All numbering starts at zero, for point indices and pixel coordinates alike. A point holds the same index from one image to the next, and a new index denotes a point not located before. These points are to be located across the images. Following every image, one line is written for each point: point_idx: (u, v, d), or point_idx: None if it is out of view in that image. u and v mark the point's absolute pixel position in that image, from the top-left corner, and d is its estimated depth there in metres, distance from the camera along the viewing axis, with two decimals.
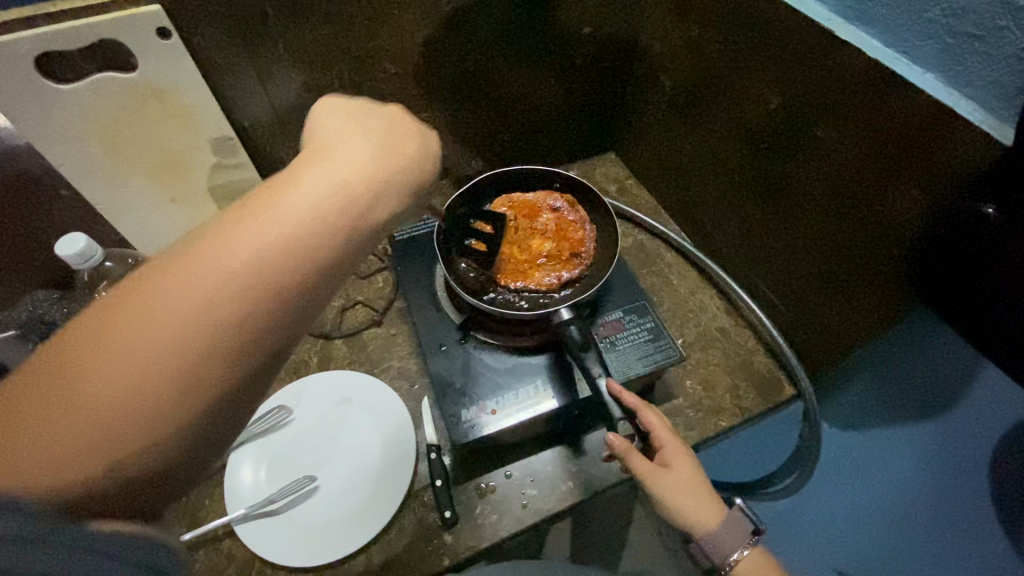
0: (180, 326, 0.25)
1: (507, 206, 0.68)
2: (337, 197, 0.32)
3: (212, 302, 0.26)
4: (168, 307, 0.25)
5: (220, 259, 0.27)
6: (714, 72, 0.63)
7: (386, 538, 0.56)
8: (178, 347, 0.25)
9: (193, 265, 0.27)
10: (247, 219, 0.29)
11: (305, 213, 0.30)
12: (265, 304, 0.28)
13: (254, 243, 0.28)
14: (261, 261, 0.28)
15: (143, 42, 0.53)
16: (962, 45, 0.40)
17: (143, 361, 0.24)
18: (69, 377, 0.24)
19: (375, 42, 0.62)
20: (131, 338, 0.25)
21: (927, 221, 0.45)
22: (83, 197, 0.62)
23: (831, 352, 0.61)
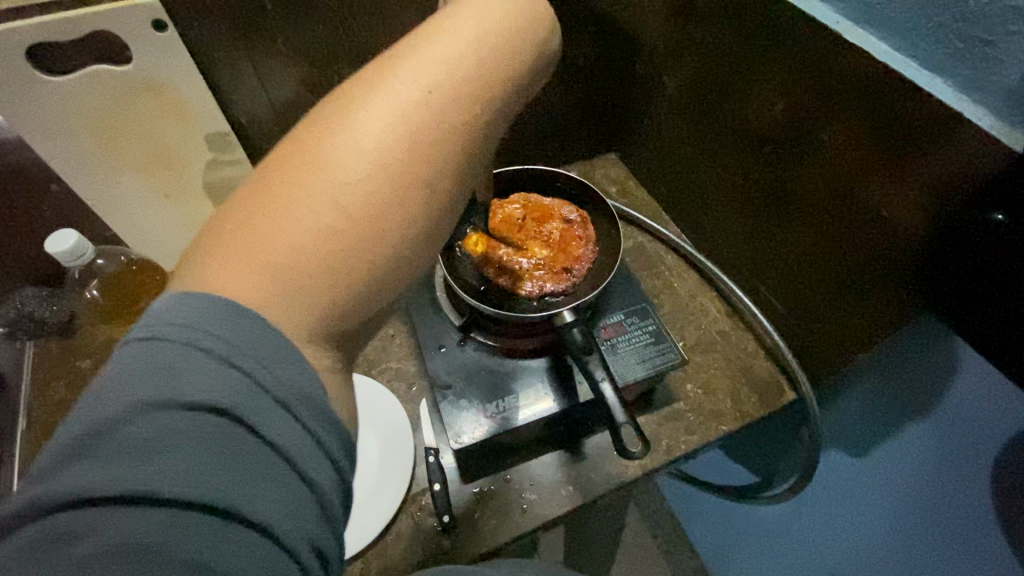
0: (317, 221, 0.28)
1: (521, 203, 0.67)
2: (445, 81, 0.32)
3: (344, 201, 0.28)
4: (303, 207, 0.28)
5: (343, 156, 0.29)
6: (719, 74, 0.62)
7: (383, 543, 0.55)
8: (314, 242, 0.27)
9: (299, 186, 0.28)
10: (362, 107, 0.30)
11: (420, 104, 0.31)
12: (399, 197, 0.29)
13: (376, 134, 0.29)
14: (385, 154, 0.29)
15: (137, 34, 0.52)
16: (973, 49, 0.40)
17: (282, 258, 0.27)
18: (223, 270, 0.27)
19: (376, 38, 0.60)
20: (273, 234, 0.27)
21: (931, 227, 0.45)
22: (75, 192, 0.61)
23: (834, 357, 0.61)
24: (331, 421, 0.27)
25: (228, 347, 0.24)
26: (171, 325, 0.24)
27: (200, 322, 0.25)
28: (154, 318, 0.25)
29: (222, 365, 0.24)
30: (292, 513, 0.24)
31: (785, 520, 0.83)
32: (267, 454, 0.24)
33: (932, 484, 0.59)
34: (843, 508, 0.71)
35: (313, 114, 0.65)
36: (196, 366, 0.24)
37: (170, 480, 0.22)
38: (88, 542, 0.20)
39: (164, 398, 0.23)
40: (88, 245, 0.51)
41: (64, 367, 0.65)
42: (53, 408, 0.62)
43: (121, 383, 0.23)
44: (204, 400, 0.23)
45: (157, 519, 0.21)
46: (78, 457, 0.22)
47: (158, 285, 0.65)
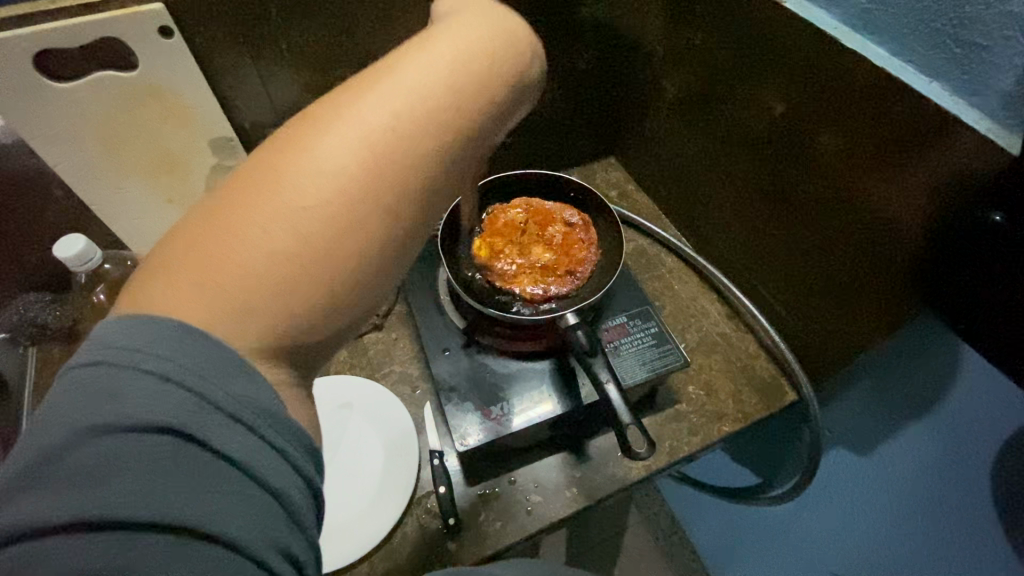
0: (266, 242, 0.26)
1: (523, 207, 0.67)
2: (420, 94, 0.29)
3: (296, 221, 0.26)
4: (252, 224, 0.26)
5: (299, 172, 0.27)
6: (718, 79, 0.63)
7: (388, 545, 0.56)
8: (261, 265, 0.26)
9: (257, 199, 0.26)
10: (327, 120, 0.28)
11: (389, 118, 0.28)
12: (355, 217, 0.27)
13: (335, 150, 0.27)
14: (345, 170, 0.27)
15: (143, 40, 0.52)
16: (969, 54, 0.41)
17: (233, 279, 0.25)
18: (171, 291, 0.26)
19: (380, 44, 0.61)
20: (218, 255, 0.26)
21: (929, 227, 0.46)
22: (78, 197, 0.61)
23: (834, 357, 0.61)
24: (290, 425, 0.26)
25: (166, 363, 0.24)
26: (112, 346, 0.24)
27: (143, 340, 0.24)
28: (95, 341, 0.25)
29: (161, 381, 0.23)
30: (252, 526, 0.23)
31: (786, 521, 0.83)
32: (213, 466, 0.23)
33: (932, 483, 0.59)
34: (846, 510, 0.72)
35: None
36: (135, 386, 0.23)
37: (112, 504, 0.21)
38: (37, 572, 0.20)
39: (105, 421, 0.23)
40: (96, 249, 0.52)
41: None
42: None
43: (66, 411, 0.23)
44: (149, 419, 0.23)
45: (103, 543, 0.21)
46: (30, 487, 0.22)
47: None
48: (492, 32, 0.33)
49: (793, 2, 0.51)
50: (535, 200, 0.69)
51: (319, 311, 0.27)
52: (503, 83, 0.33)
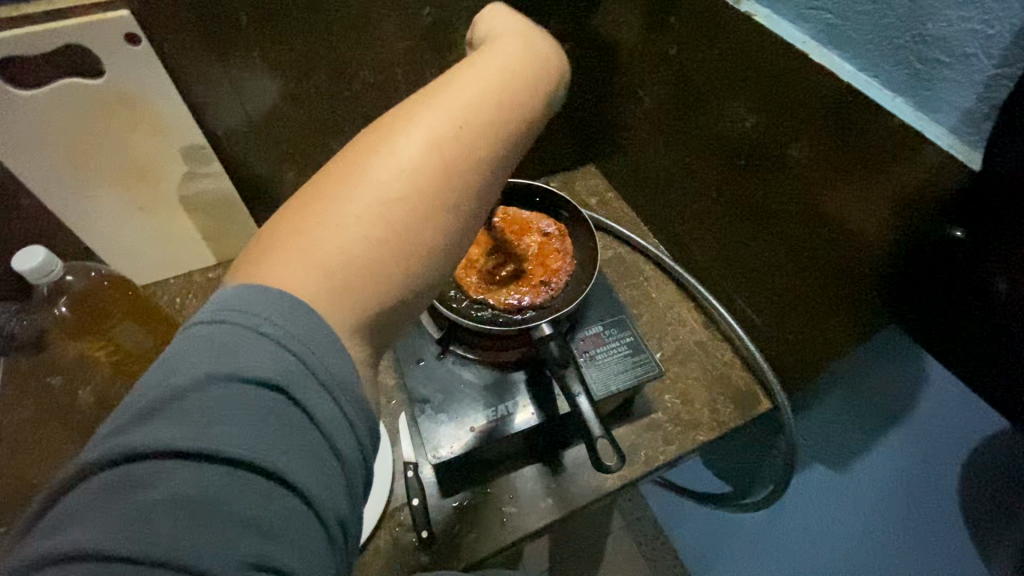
0: (362, 226, 0.29)
1: (500, 217, 0.67)
2: (483, 99, 0.34)
3: (388, 208, 0.29)
4: (355, 212, 0.29)
5: (389, 166, 0.30)
6: (691, 90, 0.63)
7: (360, 558, 0.55)
8: (361, 245, 0.29)
9: (352, 189, 0.29)
10: (407, 123, 0.32)
11: (460, 119, 0.33)
12: (438, 203, 0.31)
13: (417, 147, 0.31)
14: (428, 164, 0.31)
15: (110, 47, 0.51)
16: (931, 70, 0.41)
17: (335, 258, 0.28)
18: (279, 265, 0.28)
19: (354, 51, 0.61)
20: (326, 232, 0.28)
21: (891, 242, 0.46)
22: (45, 206, 0.60)
23: (800, 367, 0.62)
24: (365, 405, 0.27)
25: (279, 328, 0.25)
26: (232, 307, 0.25)
27: (258, 304, 0.25)
28: (221, 300, 0.26)
29: (274, 342, 0.25)
30: (329, 490, 0.24)
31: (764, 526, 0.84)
32: (308, 427, 0.24)
33: (907, 487, 0.60)
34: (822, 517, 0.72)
35: (291, 126, 0.65)
36: (250, 341, 0.24)
37: (231, 442, 0.22)
38: (156, 490, 0.21)
39: (225, 368, 0.23)
40: (58, 260, 0.50)
41: (33, 384, 0.64)
42: (23, 425, 0.62)
43: (190, 356, 0.24)
44: (259, 373, 0.24)
45: (215, 476, 0.22)
46: (148, 419, 0.22)
47: (128, 299, 0.66)
48: (530, 50, 0.39)
49: (763, 16, 0.52)
50: (512, 209, 0.69)
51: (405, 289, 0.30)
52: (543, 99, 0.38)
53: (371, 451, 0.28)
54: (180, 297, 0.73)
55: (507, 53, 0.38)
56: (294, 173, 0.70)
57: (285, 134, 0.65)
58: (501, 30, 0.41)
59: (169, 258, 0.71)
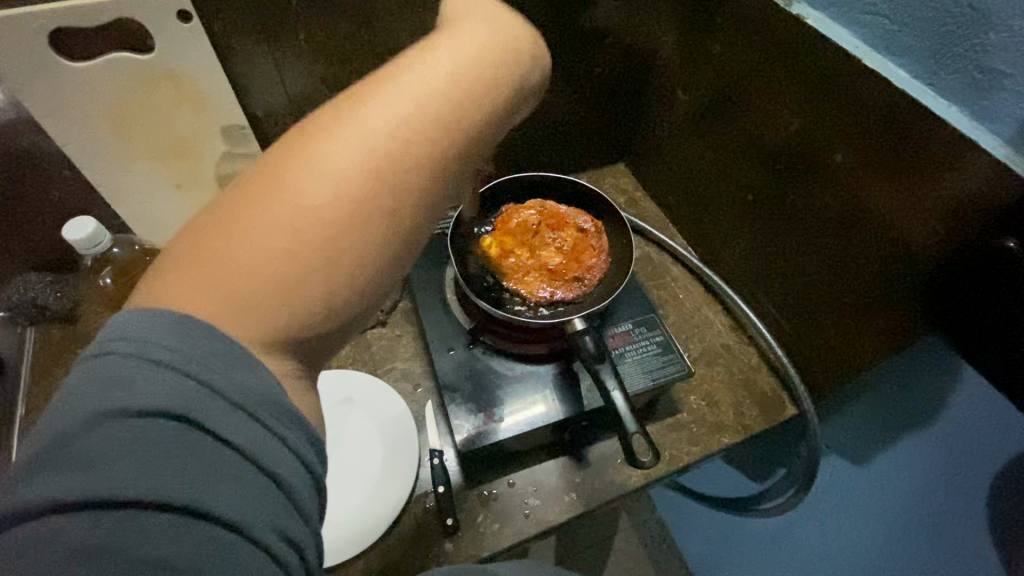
0: (271, 243, 0.27)
1: (536, 210, 0.67)
2: (433, 98, 0.31)
3: (301, 223, 0.27)
4: (264, 228, 0.27)
5: (305, 178, 0.28)
6: (732, 91, 0.63)
7: (384, 543, 0.55)
8: (272, 263, 0.27)
9: (292, 188, 0.28)
10: (335, 129, 0.29)
11: (413, 106, 0.31)
12: (357, 216, 0.28)
13: (336, 158, 0.29)
14: (345, 175, 0.28)
15: (161, 23, 0.52)
16: (991, 80, 0.41)
17: (277, 265, 0.27)
18: (179, 285, 0.26)
19: (398, 39, 0.61)
20: (265, 238, 0.27)
21: (940, 249, 0.46)
22: (84, 177, 0.60)
23: (833, 373, 0.62)
24: (293, 416, 0.27)
25: (175, 356, 0.24)
26: (118, 340, 0.25)
27: (149, 334, 0.25)
28: (108, 334, 0.25)
29: (167, 370, 0.24)
30: (259, 509, 0.24)
31: (779, 532, 0.84)
32: (222, 452, 0.24)
33: (928, 505, 0.60)
34: (841, 525, 0.72)
35: None
36: (144, 376, 0.24)
37: (118, 483, 0.22)
38: (50, 546, 0.21)
39: (112, 407, 0.23)
40: (105, 233, 0.51)
41: (65, 354, 0.64)
42: (52, 394, 0.62)
43: (80, 399, 0.23)
44: (149, 406, 0.23)
45: (113, 521, 0.21)
46: (34, 473, 0.22)
47: None
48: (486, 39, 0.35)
49: (816, 19, 0.52)
50: (548, 203, 0.69)
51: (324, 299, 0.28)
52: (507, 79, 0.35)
53: (316, 460, 0.27)
54: None
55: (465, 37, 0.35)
56: None
57: None
58: (472, 22, 0.37)
59: None
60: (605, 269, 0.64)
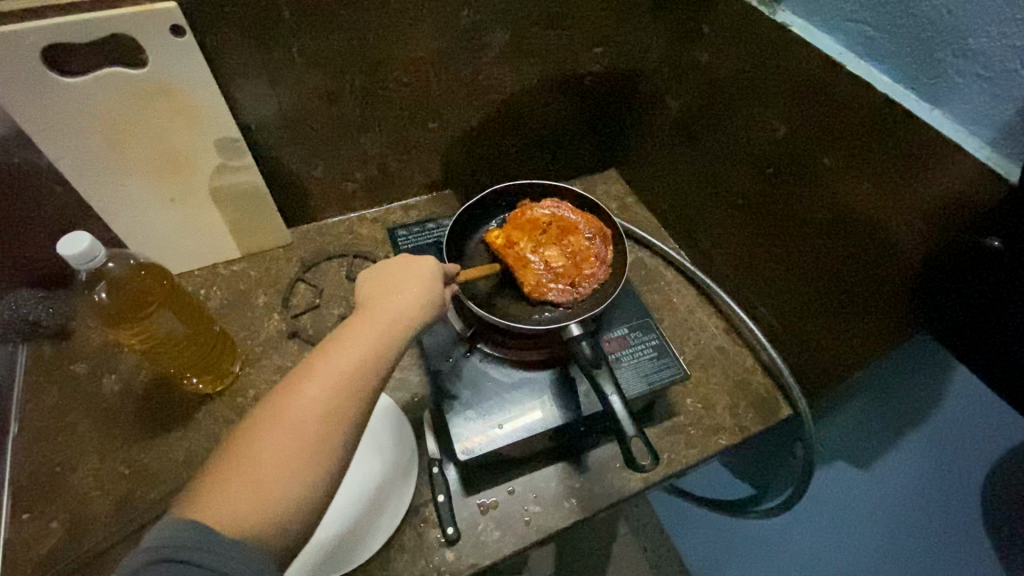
0: (274, 452, 0.32)
1: (551, 211, 0.67)
2: (374, 338, 0.38)
3: (293, 443, 0.33)
4: (268, 440, 0.33)
5: (286, 432, 0.33)
6: (720, 99, 0.64)
7: (386, 554, 0.55)
8: (278, 467, 0.32)
9: (275, 442, 0.33)
10: (329, 350, 0.37)
11: (359, 361, 0.37)
12: (341, 419, 0.35)
13: (324, 377, 0.35)
14: (333, 385, 0.35)
15: (155, 39, 0.52)
16: (971, 84, 0.43)
17: (257, 503, 0.31)
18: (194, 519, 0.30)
19: (390, 51, 0.61)
20: (251, 478, 0.32)
21: (930, 249, 0.47)
22: (77, 193, 0.60)
23: (825, 370, 0.62)
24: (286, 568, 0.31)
25: (214, 534, 0.30)
26: (164, 538, 0.30)
27: (186, 536, 0.30)
28: (159, 532, 0.30)
29: (206, 537, 0.30)
30: None
31: (777, 534, 0.84)
32: None
33: (926, 500, 0.60)
34: (838, 525, 0.73)
35: (322, 121, 0.65)
36: (190, 536, 0.30)
37: None
38: None
39: (169, 560, 0.29)
40: (101, 248, 0.50)
41: (59, 371, 0.64)
42: (47, 412, 0.61)
43: (145, 557, 0.29)
44: (193, 559, 0.29)
45: None
46: None
47: (164, 290, 0.60)
48: (421, 275, 0.45)
49: (800, 28, 0.53)
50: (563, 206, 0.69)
51: (304, 492, 0.32)
52: (433, 304, 0.44)
53: None
54: (205, 288, 0.72)
55: (404, 284, 0.44)
56: (322, 169, 0.71)
57: (318, 129, 0.66)
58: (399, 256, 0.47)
59: (197, 250, 0.71)
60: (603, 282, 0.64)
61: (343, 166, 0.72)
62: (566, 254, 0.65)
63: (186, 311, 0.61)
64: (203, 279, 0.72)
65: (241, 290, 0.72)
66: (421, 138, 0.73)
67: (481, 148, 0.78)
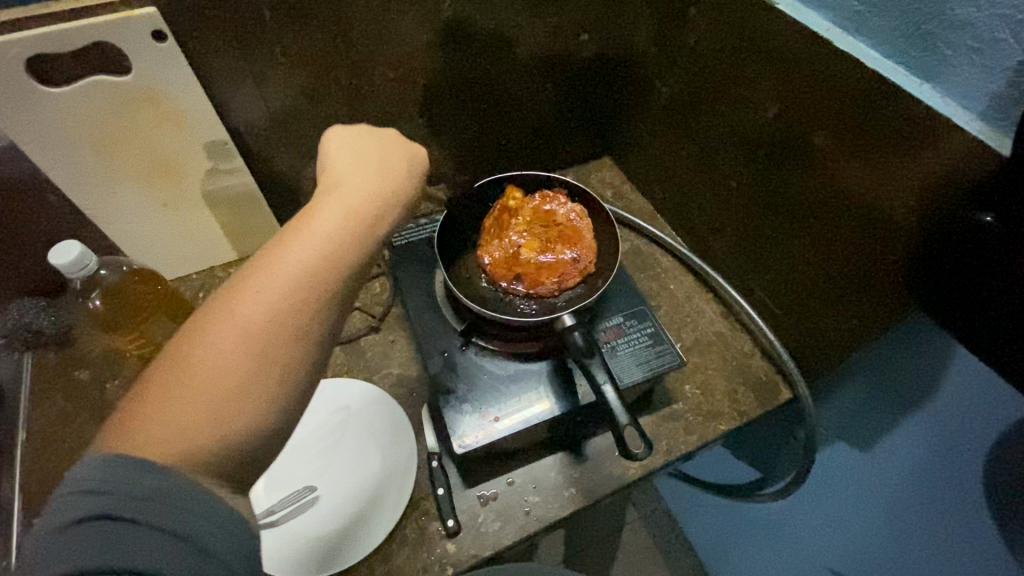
0: (224, 347, 0.32)
1: (562, 222, 0.67)
2: (337, 224, 0.38)
3: (254, 327, 0.33)
4: (218, 347, 0.32)
5: (243, 315, 0.33)
6: (710, 80, 0.63)
7: (388, 548, 0.56)
8: (240, 359, 0.32)
9: (231, 325, 0.33)
10: (280, 248, 0.36)
11: (322, 247, 0.36)
12: (294, 314, 0.34)
13: (288, 261, 0.35)
14: (296, 274, 0.35)
15: (137, 46, 0.52)
16: (961, 56, 0.41)
17: (218, 386, 0.32)
18: (161, 407, 0.31)
19: (374, 47, 0.61)
20: (210, 361, 0.32)
21: (923, 229, 0.46)
22: (72, 203, 0.60)
23: (825, 354, 0.62)
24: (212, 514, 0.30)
25: (121, 472, 0.29)
26: (80, 486, 0.28)
27: (104, 476, 0.28)
28: (77, 478, 0.29)
29: (120, 472, 0.29)
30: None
31: (783, 517, 0.84)
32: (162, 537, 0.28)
33: (927, 480, 0.60)
34: (841, 505, 0.73)
35: (309, 120, 0.65)
36: (102, 481, 0.28)
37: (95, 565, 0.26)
38: None
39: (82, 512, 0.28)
40: (93, 256, 0.51)
41: (63, 378, 0.65)
42: (52, 417, 0.62)
43: (64, 511, 0.28)
44: (104, 504, 0.28)
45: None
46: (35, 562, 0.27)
47: (160, 295, 0.62)
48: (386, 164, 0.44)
49: (786, 4, 0.52)
50: (581, 220, 0.68)
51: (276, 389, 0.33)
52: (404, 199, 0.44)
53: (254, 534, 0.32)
54: (203, 291, 0.72)
55: (374, 173, 0.43)
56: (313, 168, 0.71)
57: (306, 129, 0.66)
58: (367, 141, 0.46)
59: (194, 253, 0.71)
60: (561, 299, 0.62)
61: None
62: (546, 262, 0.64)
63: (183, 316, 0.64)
64: (201, 282, 0.73)
65: None
66: (411, 133, 0.72)
67: (471, 140, 0.77)
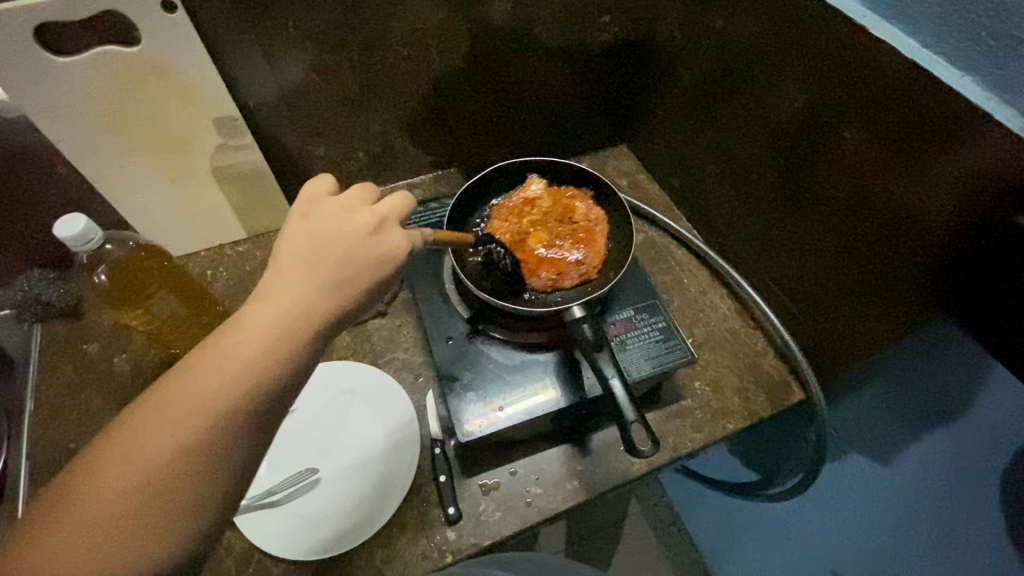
0: (180, 423, 0.31)
1: (583, 221, 0.66)
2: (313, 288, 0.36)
3: (213, 397, 0.32)
4: (173, 416, 0.31)
5: (205, 381, 0.32)
6: (735, 67, 0.61)
7: (388, 533, 0.55)
8: (195, 432, 0.31)
9: (191, 394, 0.32)
10: (262, 305, 0.35)
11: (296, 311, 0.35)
12: (239, 409, 0.32)
13: (257, 324, 0.34)
14: (263, 344, 0.34)
15: (144, 14, 0.51)
16: (1006, 47, 0.39)
17: (165, 461, 0.30)
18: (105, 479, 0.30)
19: (387, 25, 0.59)
20: (163, 431, 0.31)
21: (955, 230, 0.44)
22: (81, 174, 0.60)
23: (842, 356, 0.60)
24: None
25: None
26: None
27: None
28: None
29: None
30: None
31: (788, 517, 0.83)
32: None
33: (937, 490, 0.58)
34: (848, 508, 0.71)
35: (319, 98, 0.64)
36: None
37: None
38: None
39: None
40: (98, 230, 0.50)
41: (71, 350, 0.65)
42: (59, 389, 0.63)
43: None
44: None
45: None
46: None
47: (164, 271, 0.61)
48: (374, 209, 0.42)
49: None
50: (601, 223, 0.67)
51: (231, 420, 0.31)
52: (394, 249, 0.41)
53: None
54: (211, 269, 0.72)
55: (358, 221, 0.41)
56: (324, 148, 0.70)
57: (317, 107, 0.65)
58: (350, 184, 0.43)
59: (203, 230, 0.71)
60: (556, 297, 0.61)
61: (345, 144, 0.71)
62: (552, 255, 0.64)
63: (188, 293, 0.62)
64: (209, 259, 0.73)
65: (246, 272, 0.72)
66: (423, 115, 0.71)
67: (485, 123, 0.76)
